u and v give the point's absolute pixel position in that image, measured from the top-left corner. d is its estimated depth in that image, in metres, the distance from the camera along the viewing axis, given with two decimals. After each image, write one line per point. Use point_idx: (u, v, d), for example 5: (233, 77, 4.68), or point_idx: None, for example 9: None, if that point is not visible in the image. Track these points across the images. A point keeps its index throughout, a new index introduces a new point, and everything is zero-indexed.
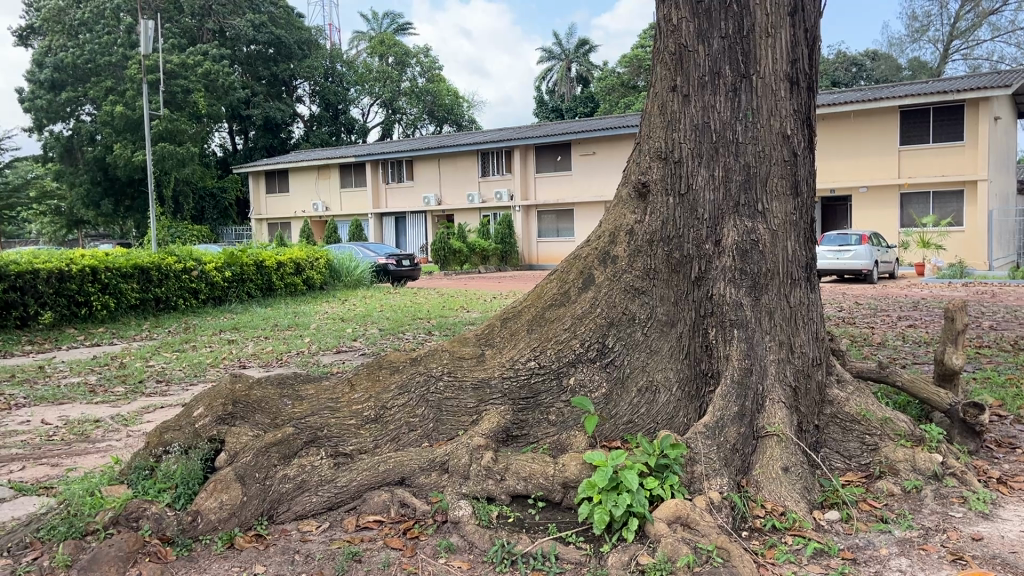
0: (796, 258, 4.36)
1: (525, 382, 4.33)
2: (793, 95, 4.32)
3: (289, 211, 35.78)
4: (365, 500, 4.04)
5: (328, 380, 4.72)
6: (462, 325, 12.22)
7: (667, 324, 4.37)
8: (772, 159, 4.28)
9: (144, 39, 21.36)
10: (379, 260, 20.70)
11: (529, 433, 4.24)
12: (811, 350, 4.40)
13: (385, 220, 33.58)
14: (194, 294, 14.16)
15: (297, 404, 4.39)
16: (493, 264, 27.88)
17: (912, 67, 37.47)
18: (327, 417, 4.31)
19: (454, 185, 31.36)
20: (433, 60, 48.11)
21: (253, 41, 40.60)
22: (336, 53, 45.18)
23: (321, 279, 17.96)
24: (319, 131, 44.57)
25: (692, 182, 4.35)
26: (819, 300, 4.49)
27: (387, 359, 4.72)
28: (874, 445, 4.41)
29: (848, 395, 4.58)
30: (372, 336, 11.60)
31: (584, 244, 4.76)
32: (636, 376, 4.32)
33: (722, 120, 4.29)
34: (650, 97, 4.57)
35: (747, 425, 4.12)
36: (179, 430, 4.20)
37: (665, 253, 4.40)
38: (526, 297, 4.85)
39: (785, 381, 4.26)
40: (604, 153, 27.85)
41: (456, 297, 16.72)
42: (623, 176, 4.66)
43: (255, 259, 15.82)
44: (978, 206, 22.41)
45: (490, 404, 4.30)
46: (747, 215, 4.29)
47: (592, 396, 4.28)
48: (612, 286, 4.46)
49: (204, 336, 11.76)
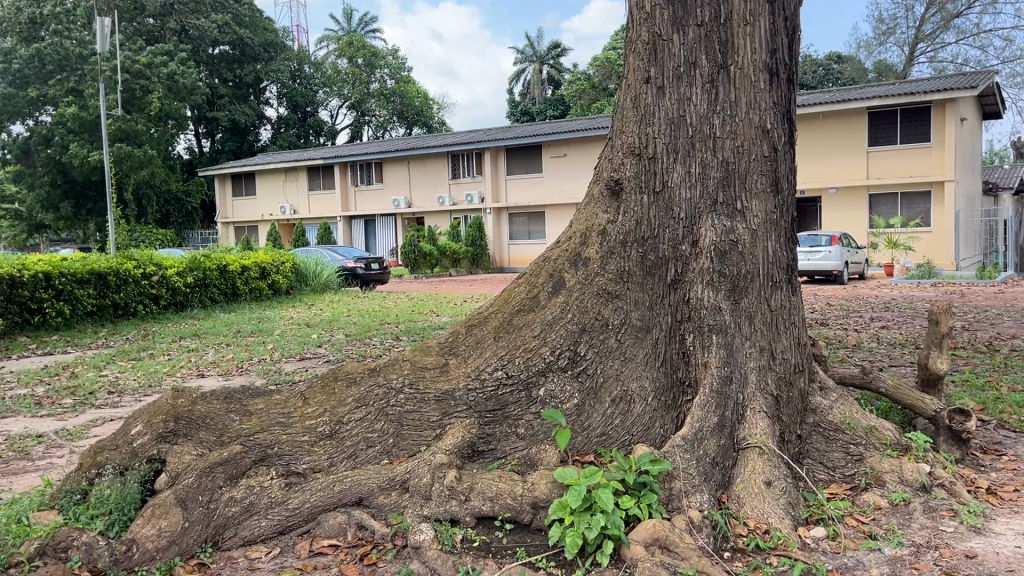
0: (777, 260, 4.13)
1: (491, 393, 4.05)
2: (773, 86, 4.08)
3: (256, 215, 35.19)
4: (319, 522, 3.73)
5: (280, 393, 4.37)
6: (430, 330, 11.92)
7: (642, 330, 4.12)
8: (751, 155, 4.04)
9: (99, 37, 20.70)
10: (347, 263, 20.27)
11: (496, 448, 3.97)
12: (793, 356, 4.17)
13: (354, 223, 33.12)
14: (155, 300, 13.69)
15: (246, 419, 4.05)
16: (464, 267, 27.62)
17: (878, 69, 37.75)
18: (279, 434, 3.99)
19: (423, 187, 30.99)
20: (401, 62, 47.73)
21: (217, 42, 39.95)
22: (303, 55, 44.64)
23: (287, 283, 17.56)
24: (287, 133, 43.99)
25: (666, 179, 4.11)
26: (801, 303, 4.26)
27: (344, 369, 4.39)
28: (860, 456, 4.19)
29: (832, 402, 4.36)
30: (338, 342, 11.27)
31: (554, 244, 4.47)
32: (610, 386, 4.06)
33: (699, 114, 4.05)
34: (623, 90, 4.31)
35: (727, 436, 3.88)
36: (115, 450, 3.89)
37: (639, 254, 4.15)
38: (492, 301, 4.52)
39: (767, 390, 4.03)
40: (575, 155, 27.70)
41: (426, 301, 16.41)
42: (594, 173, 4.39)
43: (219, 264, 15.36)
44: (945, 207, 22.55)
45: (455, 417, 4.02)
46: (725, 213, 4.05)
47: (564, 408, 4.00)
48: (584, 289, 4.19)
49: (163, 343, 11.34)
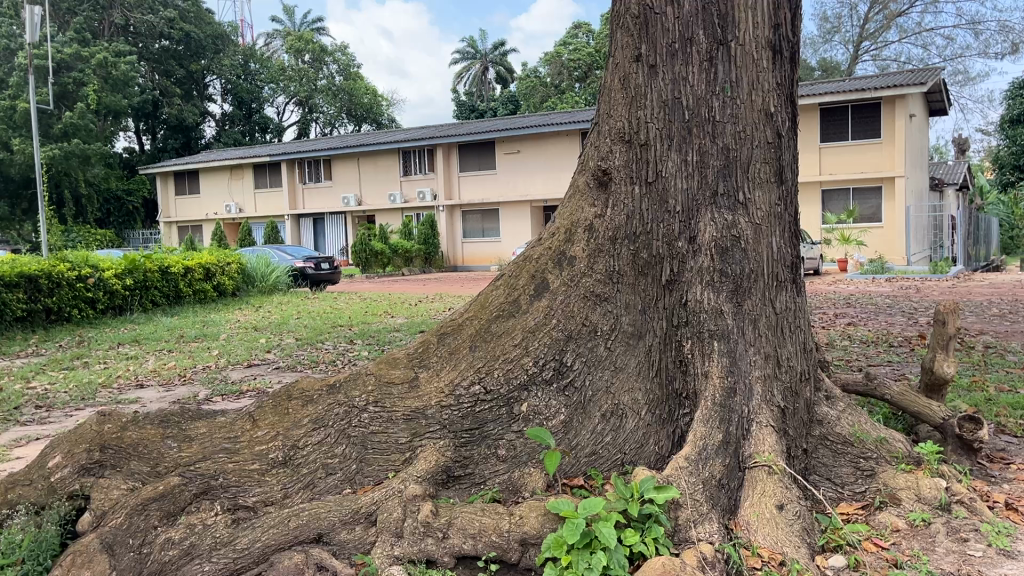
0: (783, 257, 3.74)
1: (468, 411, 3.59)
2: (777, 65, 3.68)
3: (200, 214, 34.01)
4: (272, 564, 3.18)
5: (224, 415, 3.81)
6: (387, 332, 11.42)
7: (634, 336, 3.72)
8: (754, 141, 3.64)
9: (29, 26, 19.51)
10: (296, 263, 19.55)
11: (474, 473, 3.51)
12: (799, 363, 3.79)
13: (302, 221, 32.22)
14: (91, 304, 12.89)
15: (184, 447, 3.50)
16: (417, 265, 27.11)
17: (824, 67, 38.14)
18: (224, 462, 3.45)
19: (374, 184, 30.22)
20: (351, 58, 46.77)
21: (163, 36, 38.42)
22: (250, 50, 43.46)
23: (232, 284, 16.75)
24: (232, 130, 42.92)
25: (660, 168, 3.69)
26: (806, 304, 3.88)
27: (298, 385, 3.85)
28: (870, 471, 3.84)
29: (840, 413, 4.02)
30: (287, 346, 10.66)
31: (535, 242, 4.02)
32: (599, 400, 3.65)
33: (696, 94, 3.64)
34: (608, 71, 3.89)
35: (732, 454, 3.48)
36: (30, 486, 3.34)
37: (630, 252, 3.74)
38: (467, 306, 4.04)
39: (773, 401, 3.64)
40: (529, 151, 27.35)
41: (379, 302, 15.84)
42: (579, 163, 3.96)
43: (160, 265, 14.56)
44: (895, 202, 22.70)
45: (427, 438, 3.54)
46: (726, 206, 3.64)
47: (551, 426, 3.58)
48: (570, 291, 3.76)
49: (99, 350, 10.61)
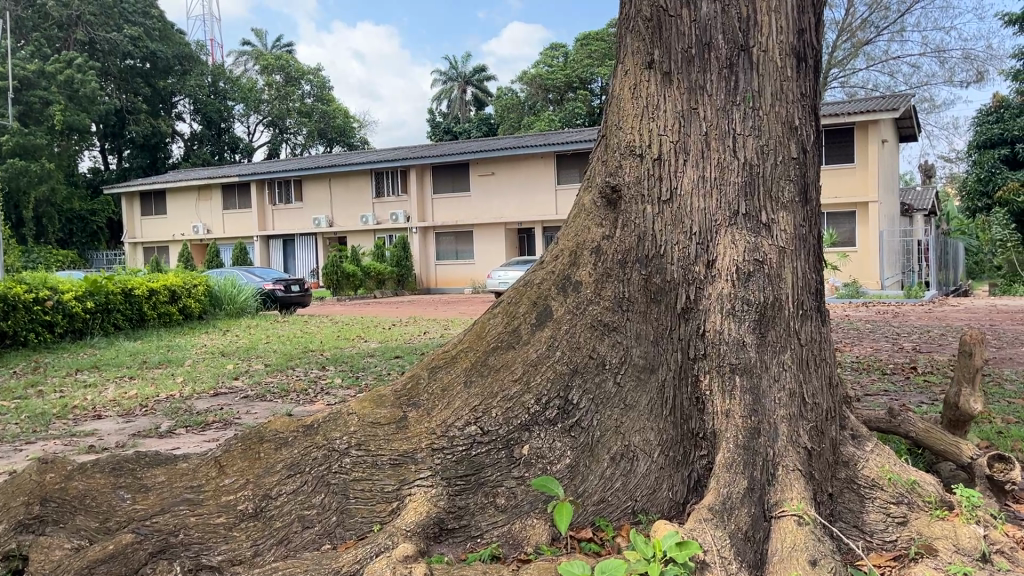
0: (807, 283, 3.41)
1: (462, 455, 3.19)
2: (801, 75, 3.37)
3: (167, 235, 33.27)
4: None
5: (187, 460, 3.38)
6: (361, 357, 11.00)
7: (645, 370, 3.38)
8: (778, 156, 3.33)
9: None
10: (265, 286, 19.01)
11: (469, 525, 3.10)
12: (825, 400, 3.45)
13: (272, 243, 31.55)
14: (49, 327, 12.30)
15: (140, 498, 3.09)
16: (388, 288, 26.71)
17: None
18: (185, 515, 3.02)
19: (345, 205, 29.72)
20: (324, 79, 46.43)
21: (129, 55, 37.70)
22: (219, 70, 42.88)
23: (199, 307, 16.17)
24: (200, 150, 42.28)
25: (675, 184, 3.38)
26: (832, 335, 3.55)
27: (270, 426, 3.45)
28: (902, 518, 3.48)
29: (868, 453, 3.70)
30: (256, 373, 10.18)
31: (536, 267, 3.67)
32: (608, 441, 3.28)
33: (715, 106, 3.33)
34: (618, 80, 3.59)
35: (757, 502, 3.11)
36: None
37: (642, 277, 3.41)
38: (462, 336, 3.67)
39: (800, 442, 3.27)
40: (503, 174, 27.16)
41: (351, 325, 15.46)
42: (585, 180, 3.64)
43: (123, 288, 13.98)
44: (869, 227, 22.76)
45: (416, 484, 3.14)
46: (749, 227, 3.31)
47: (556, 472, 3.20)
48: (574, 320, 3.41)
49: (56, 377, 10.04)
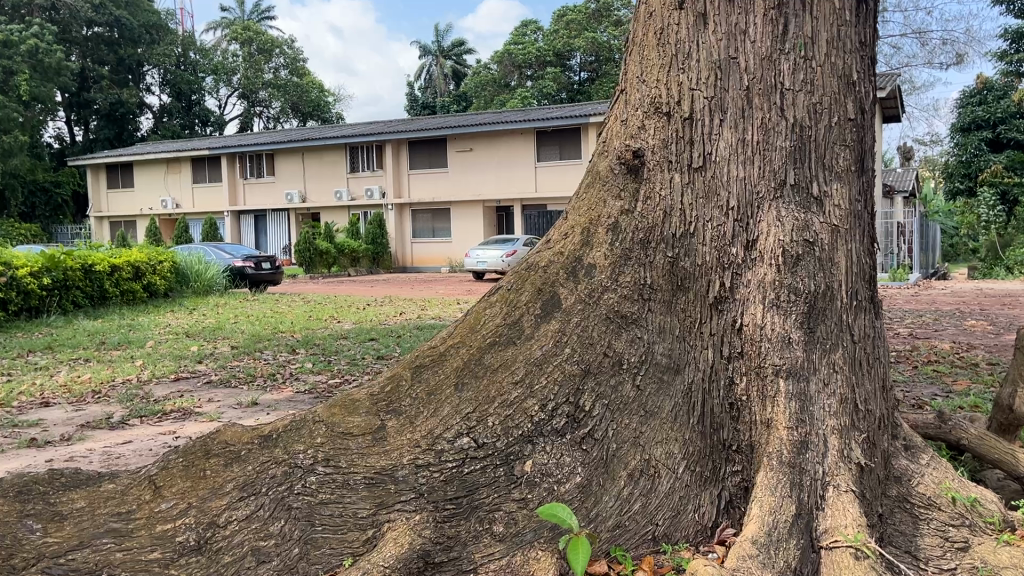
0: (860, 266, 2.91)
1: (451, 474, 2.62)
2: (859, 20, 2.88)
3: (135, 209, 32.21)
4: None
5: (118, 481, 2.79)
6: (333, 339, 10.39)
7: (669, 369, 2.84)
8: (832, 115, 2.82)
9: None
10: (234, 262, 18.27)
11: (458, 557, 2.52)
12: (878, 405, 2.94)
13: (243, 218, 30.65)
14: (2, 305, 11.56)
15: (54, 532, 2.50)
16: (364, 265, 25.99)
17: None
18: (110, 551, 2.44)
19: (319, 180, 28.87)
20: (297, 51, 44.64)
21: (91, 22, 36.42)
22: (189, 40, 41.60)
23: (165, 285, 15.42)
24: (170, 123, 41.07)
25: (710, 148, 2.85)
26: (884, 329, 3.04)
27: (220, 436, 2.88)
28: (962, 543, 2.97)
29: (921, 467, 3.19)
30: (222, 355, 9.52)
31: (539, 247, 3.11)
32: (626, 455, 2.73)
33: (759, 55, 2.82)
34: (639, 27, 3.05)
35: (804, 531, 2.57)
36: None
37: (668, 260, 2.86)
38: (452, 328, 3.10)
39: (853, 456, 2.75)
40: (481, 150, 26.50)
41: (324, 304, 14.82)
42: (601, 144, 3.08)
43: (82, 263, 13.23)
44: None
45: (397, 510, 2.58)
46: (798, 199, 2.81)
47: (564, 494, 2.63)
48: (587, 310, 2.85)
49: (6, 359, 9.35)
